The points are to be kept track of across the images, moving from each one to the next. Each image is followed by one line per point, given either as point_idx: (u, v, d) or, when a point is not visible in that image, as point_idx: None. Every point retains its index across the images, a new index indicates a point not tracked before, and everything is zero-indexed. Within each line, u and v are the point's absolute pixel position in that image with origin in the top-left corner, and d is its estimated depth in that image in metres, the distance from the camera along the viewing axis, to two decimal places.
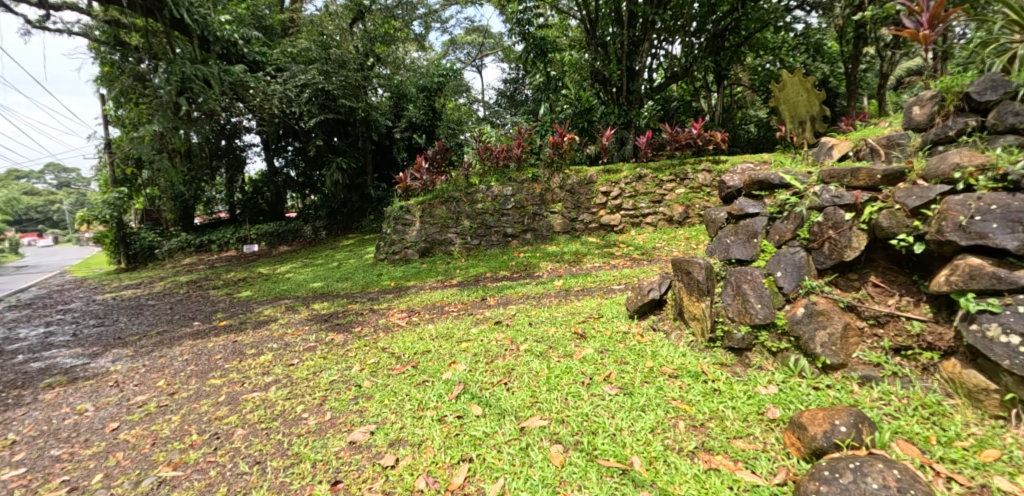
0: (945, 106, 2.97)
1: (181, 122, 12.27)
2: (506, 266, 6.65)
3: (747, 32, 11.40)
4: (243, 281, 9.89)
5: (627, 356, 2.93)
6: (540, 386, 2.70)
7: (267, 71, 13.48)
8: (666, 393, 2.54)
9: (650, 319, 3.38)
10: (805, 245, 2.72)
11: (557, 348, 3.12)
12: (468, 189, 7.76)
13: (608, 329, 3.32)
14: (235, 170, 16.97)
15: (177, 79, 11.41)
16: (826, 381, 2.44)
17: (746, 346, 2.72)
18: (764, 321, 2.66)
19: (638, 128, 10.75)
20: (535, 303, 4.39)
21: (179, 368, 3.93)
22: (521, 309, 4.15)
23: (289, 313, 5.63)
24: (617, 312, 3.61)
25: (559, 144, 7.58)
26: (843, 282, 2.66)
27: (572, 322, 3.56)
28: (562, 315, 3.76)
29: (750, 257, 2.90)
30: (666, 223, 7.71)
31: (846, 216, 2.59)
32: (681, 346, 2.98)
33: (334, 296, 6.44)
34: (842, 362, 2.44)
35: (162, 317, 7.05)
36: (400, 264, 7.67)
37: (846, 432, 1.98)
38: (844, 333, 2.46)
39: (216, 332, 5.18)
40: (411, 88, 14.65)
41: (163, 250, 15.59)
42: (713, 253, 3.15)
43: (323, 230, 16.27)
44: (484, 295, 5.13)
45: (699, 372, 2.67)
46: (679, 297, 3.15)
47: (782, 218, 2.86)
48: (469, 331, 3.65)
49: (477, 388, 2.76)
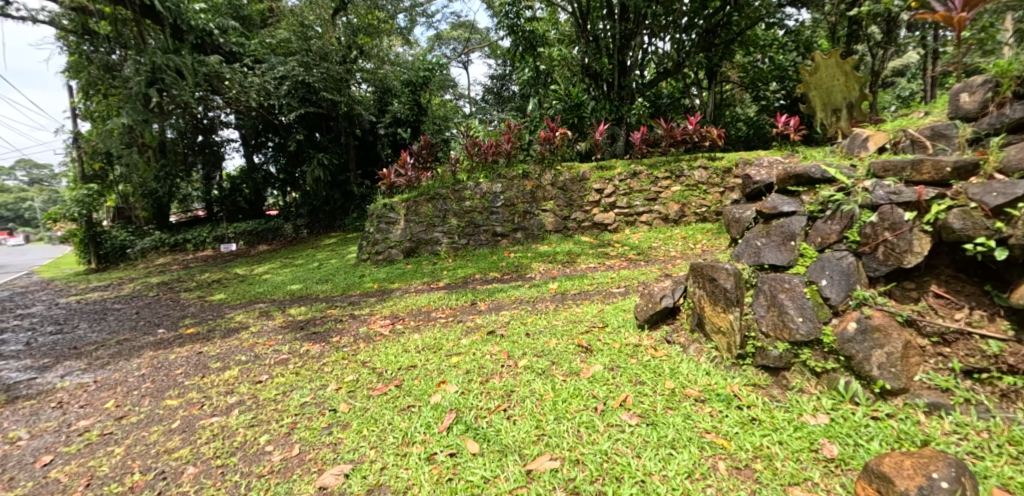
0: (1000, 92, 2.86)
1: (153, 116, 11.71)
2: (496, 267, 6.30)
3: (738, 28, 11.20)
4: (217, 283, 9.39)
5: (643, 375, 2.63)
6: (546, 414, 2.37)
7: (244, 62, 12.97)
8: (696, 423, 2.25)
9: (661, 329, 3.08)
10: (854, 248, 2.58)
11: (561, 365, 2.80)
12: (456, 186, 7.39)
13: (615, 342, 2.99)
14: (212, 166, 16.33)
15: (147, 70, 10.83)
16: (885, 409, 2.20)
17: (783, 365, 2.45)
18: (806, 337, 2.41)
19: (629, 125, 10.50)
20: (529, 310, 4.02)
21: (133, 385, 3.52)
22: (513, 317, 3.78)
23: (262, 320, 5.20)
24: (623, 321, 3.29)
25: (551, 140, 7.27)
26: (899, 292, 2.52)
27: (573, 333, 3.21)
28: (560, 325, 3.40)
29: (787, 262, 2.71)
30: (661, 222, 7.42)
31: (906, 216, 2.45)
32: (702, 363, 2.70)
33: (312, 301, 6.03)
34: (904, 387, 2.22)
35: (125, 323, 6.56)
36: (383, 265, 7.26)
37: (948, 487, 1.71)
38: (904, 352, 2.25)
39: (181, 341, 4.76)
40: (395, 83, 14.25)
41: (136, 249, 14.96)
42: (741, 257, 2.95)
43: (304, 228, 15.70)
44: (472, 299, 4.77)
45: (731, 396, 2.40)
46: (697, 305, 2.87)
47: (826, 217, 2.73)
48: (459, 344, 3.26)
49: (472, 416, 2.41)
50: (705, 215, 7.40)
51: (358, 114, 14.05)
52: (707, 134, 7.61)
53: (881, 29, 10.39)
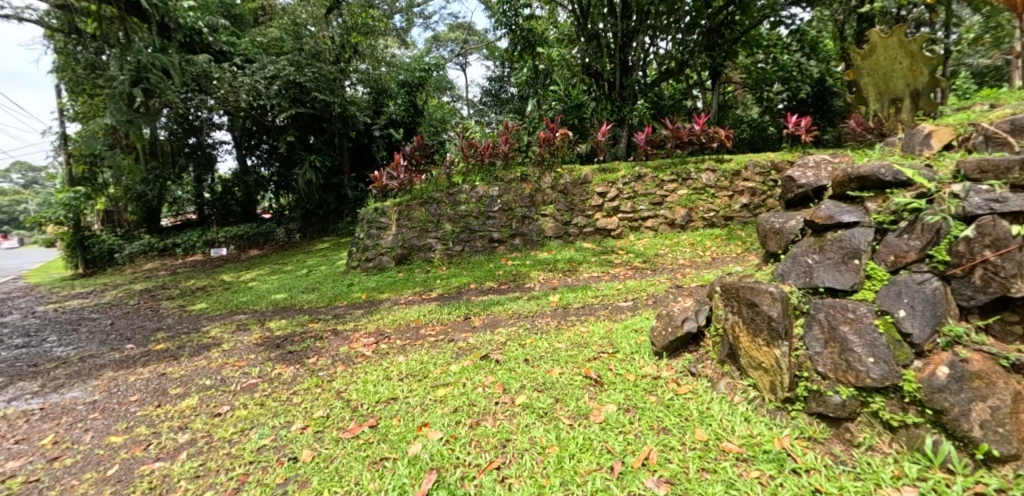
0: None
1: (139, 117, 11.27)
2: (493, 276, 5.90)
3: (743, 27, 10.82)
4: (202, 290, 8.98)
5: (667, 420, 2.35)
6: (552, 478, 2.01)
7: (234, 61, 12.49)
8: (738, 491, 1.94)
9: (684, 357, 2.83)
10: (941, 273, 2.23)
11: (566, 403, 2.49)
12: (451, 189, 6.98)
13: (630, 374, 2.71)
14: (204, 169, 15.99)
15: (132, 68, 10.42)
16: (992, 481, 1.85)
17: (846, 415, 2.17)
18: (878, 384, 2.11)
19: (631, 126, 10.10)
20: (527, 328, 3.61)
21: (80, 416, 3.11)
22: (511, 337, 3.38)
23: (238, 334, 4.79)
24: (636, 346, 3.01)
25: (550, 141, 6.88)
26: (999, 328, 2.19)
27: (579, 360, 2.91)
28: (562, 349, 3.08)
29: (852, 287, 2.36)
30: (667, 227, 7.00)
31: (1013, 230, 2.07)
32: (738, 404, 2.43)
33: (296, 312, 5.64)
34: (1014, 453, 1.86)
35: (98, 335, 6.15)
36: (374, 273, 6.87)
37: None
38: (1013, 408, 1.90)
39: (146, 360, 4.35)
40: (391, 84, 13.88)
41: (124, 253, 14.51)
42: (790, 275, 2.59)
43: (298, 232, 15.34)
44: (466, 314, 4.34)
45: (780, 454, 2.10)
46: (733, 333, 2.58)
47: (900, 230, 2.35)
48: (447, 372, 2.88)
49: (455, 476, 2.05)
50: (713, 220, 7.01)
51: (352, 116, 13.62)
52: (714, 135, 7.20)
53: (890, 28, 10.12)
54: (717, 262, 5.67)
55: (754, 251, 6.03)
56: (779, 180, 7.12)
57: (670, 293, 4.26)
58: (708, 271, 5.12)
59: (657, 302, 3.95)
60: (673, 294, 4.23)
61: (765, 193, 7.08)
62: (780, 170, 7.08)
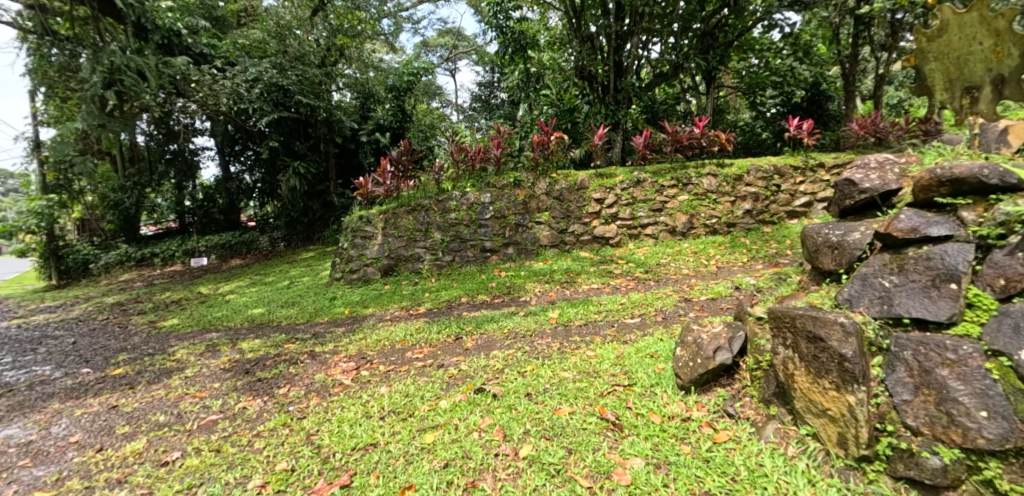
0: None
1: (112, 121, 10.74)
2: (485, 289, 5.50)
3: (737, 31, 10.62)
4: (174, 304, 8.46)
5: (703, 477, 2.11)
6: None
7: (213, 64, 11.98)
8: None
9: (716, 393, 2.58)
10: None
11: (580, 456, 2.24)
12: (441, 196, 6.60)
13: (653, 415, 2.47)
14: (186, 176, 15.53)
15: (104, 70, 9.94)
16: None
17: (947, 481, 1.94)
18: (991, 444, 1.90)
19: (626, 130, 9.80)
20: (524, 354, 3.23)
21: (11, 462, 2.69)
22: (506, 367, 3.03)
23: (206, 357, 4.36)
24: (657, 378, 2.75)
25: (544, 144, 6.52)
26: None
27: (591, 395, 2.66)
28: (567, 380, 2.82)
29: (948, 319, 2.22)
30: (668, 234, 6.63)
31: None
32: (793, 456, 2.19)
33: (273, 330, 5.20)
34: None
35: (56, 356, 5.65)
36: (358, 286, 6.45)
37: None
38: None
39: (99, 389, 3.89)
40: (378, 88, 13.66)
41: (100, 264, 13.87)
42: (877, 300, 2.44)
43: (282, 240, 14.79)
44: (457, 334, 3.92)
45: None
46: (789, 371, 2.30)
47: (1011, 253, 2.24)
48: (435, 410, 2.62)
49: None
50: (715, 227, 6.69)
51: (338, 121, 13.21)
52: (715, 138, 6.89)
53: (885, 31, 10.01)
54: (725, 272, 5.31)
55: (761, 260, 5.70)
56: (781, 186, 6.95)
57: (680, 310, 3.91)
58: (719, 282, 4.75)
59: (669, 321, 3.60)
60: (685, 310, 3.87)
61: (768, 198, 6.88)
62: (783, 175, 6.97)
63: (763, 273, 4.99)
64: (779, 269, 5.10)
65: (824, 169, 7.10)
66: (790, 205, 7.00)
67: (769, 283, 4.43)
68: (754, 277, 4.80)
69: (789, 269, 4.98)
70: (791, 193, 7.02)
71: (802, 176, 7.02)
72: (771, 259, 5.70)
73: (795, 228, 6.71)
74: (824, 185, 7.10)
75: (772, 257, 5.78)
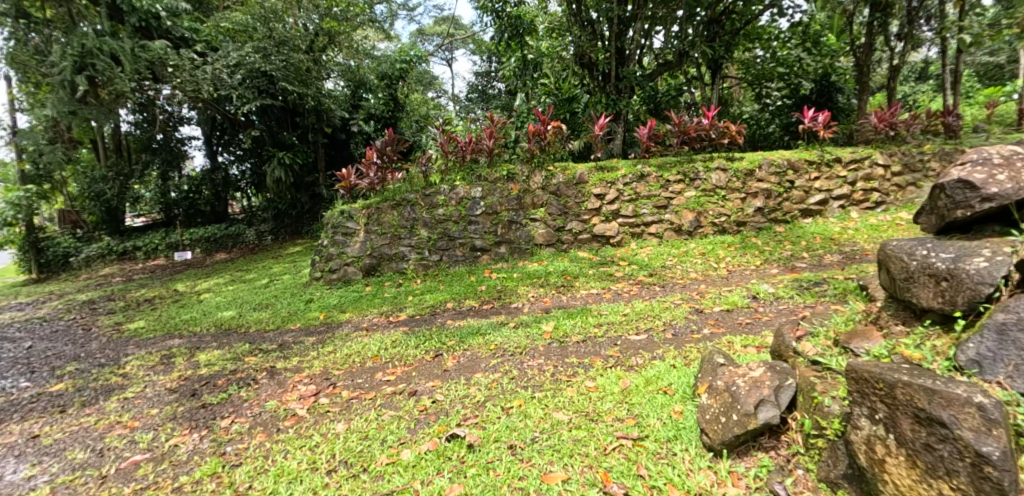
0: None
1: (84, 107, 10.11)
2: (474, 293, 5.00)
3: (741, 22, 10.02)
4: (147, 303, 7.95)
5: None
6: None
7: (194, 48, 11.28)
8: None
9: (758, 460, 2.10)
10: None
11: None
12: (429, 190, 6.06)
13: (674, 490, 1.99)
14: (171, 166, 15.15)
15: (74, 53, 9.35)
16: None
17: None
18: None
19: (628, 121, 9.28)
20: (511, 383, 2.77)
21: None
22: (489, 402, 2.59)
23: (156, 372, 3.86)
24: (675, 431, 2.27)
25: (539, 135, 5.98)
26: None
27: (592, 455, 2.18)
28: (563, 426, 2.36)
29: None
30: (674, 234, 6.11)
31: None
32: None
33: (239, 338, 4.71)
34: None
35: (4, 365, 5.13)
36: (337, 287, 5.97)
37: None
38: None
39: (28, 411, 3.40)
40: (370, 75, 12.97)
41: (80, 257, 13.25)
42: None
43: (269, 234, 14.22)
44: (437, 351, 3.43)
45: None
46: (886, 457, 1.79)
47: None
48: (385, 471, 2.16)
49: None
50: (725, 225, 6.17)
51: (328, 109, 12.57)
52: (725, 130, 6.40)
53: (903, 19, 9.48)
54: (737, 278, 4.81)
55: (776, 264, 5.21)
56: (795, 182, 6.51)
57: (692, 324, 3.41)
58: (733, 290, 4.23)
59: (681, 340, 3.11)
60: (697, 326, 3.37)
61: (781, 195, 6.41)
62: (797, 170, 6.52)
63: (781, 279, 4.49)
64: (798, 275, 4.60)
65: (840, 164, 6.74)
66: (804, 202, 6.57)
67: (790, 293, 3.93)
68: (770, 284, 4.30)
69: (809, 276, 4.49)
70: (804, 189, 6.56)
71: (817, 172, 6.62)
72: (786, 263, 5.23)
73: (809, 228, 6.26)
74: (840, 182, 6.73)
75: (788, 261, 5.30)
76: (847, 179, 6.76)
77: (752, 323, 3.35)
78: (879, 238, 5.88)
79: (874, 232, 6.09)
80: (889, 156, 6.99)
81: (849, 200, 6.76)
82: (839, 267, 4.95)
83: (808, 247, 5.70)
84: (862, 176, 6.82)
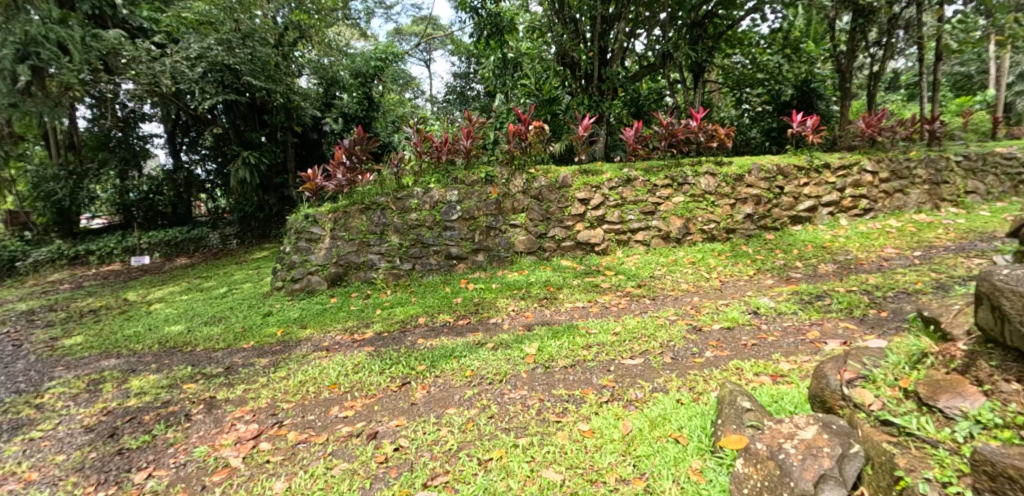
0: None
1: (26, 100, 9.26)
2: (449, 306, 4.57)
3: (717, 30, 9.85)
4: (91, 315, 7.26)
5: None
6: None
7: (152, 39, 10.52)
8: None
9: None
10: None
11: None
12: (401, 193, 5.61)
13: None
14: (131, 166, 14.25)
15: (16, 40, 8.48)
16: None
17: None
18: None
19: (611, 124, 8.98)
20: (490, 424, 2.36)
21: None
22: (462, 452, 2.18)
23: (76, 406, 3.32)
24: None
25: (520, 135, 5.59)
26: None
27: None
28: (555, 488, 1.95)
29: None
30: (661, 241, 5.77)
31: None
32: None
33: (182, 358, 4.20)
34: None
35: None
36: (299, 298, 5.46)
37: None
38: None
39: None
40: (344, 73, 12.38)
41: (27, 262, 12.10)
42: None
43: (234, 238, 13.46)
44: (405, 378, 2.99)
45: None
46: None
47: None
48: None
49: None
50: (714, 232, 5.87)
51: (299, 107, 11.92)
52: (714, 133, 6.11)
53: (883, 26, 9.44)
54: (731, 290, 4.49)
55: (770, 275, 4.92)
56: (785, 188, 6.26)
57: (691, 345, 3.04)
58: (729, 304, 3.90)
59: (682, 367, 2.74)
60: (697, 347, 3.00)
61: (770, 201, 6.16)
62: (786, 176, 6.28)
63: (778, 292, 4.19)
64: (796, 288, 4.31)
65: (829, 170, 6.55)
66: (794, 209, 6.32)
67: (793, 309, 3.60)
68: (768, 298, 3.99)
69: (807, 288, 4.21)
70: (794, 196, 6.32)
71: (806, 178, 6.39)
72: (780, 273, 4.95)
73: (799, 235, 6.02)
74: (829, 188, 6.54)
75: (781, 271, 5.02)
76: (836, 185, 6.57)
77: (757, 345, 2.99)
78: (871, 247, 5.67)
79: (866, 240, 5.88)
80: (876, 162, 6.83)
81: (839, 207, 6.56)
82: (836, 278, 4.69)
83: (800, 256, 5.45)
84: (851, 183, 6.63)
